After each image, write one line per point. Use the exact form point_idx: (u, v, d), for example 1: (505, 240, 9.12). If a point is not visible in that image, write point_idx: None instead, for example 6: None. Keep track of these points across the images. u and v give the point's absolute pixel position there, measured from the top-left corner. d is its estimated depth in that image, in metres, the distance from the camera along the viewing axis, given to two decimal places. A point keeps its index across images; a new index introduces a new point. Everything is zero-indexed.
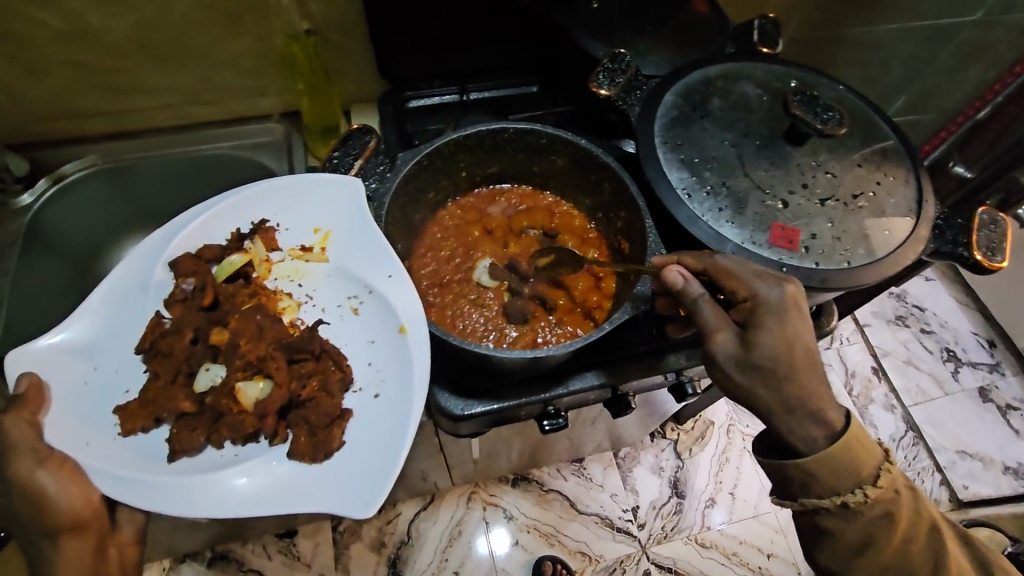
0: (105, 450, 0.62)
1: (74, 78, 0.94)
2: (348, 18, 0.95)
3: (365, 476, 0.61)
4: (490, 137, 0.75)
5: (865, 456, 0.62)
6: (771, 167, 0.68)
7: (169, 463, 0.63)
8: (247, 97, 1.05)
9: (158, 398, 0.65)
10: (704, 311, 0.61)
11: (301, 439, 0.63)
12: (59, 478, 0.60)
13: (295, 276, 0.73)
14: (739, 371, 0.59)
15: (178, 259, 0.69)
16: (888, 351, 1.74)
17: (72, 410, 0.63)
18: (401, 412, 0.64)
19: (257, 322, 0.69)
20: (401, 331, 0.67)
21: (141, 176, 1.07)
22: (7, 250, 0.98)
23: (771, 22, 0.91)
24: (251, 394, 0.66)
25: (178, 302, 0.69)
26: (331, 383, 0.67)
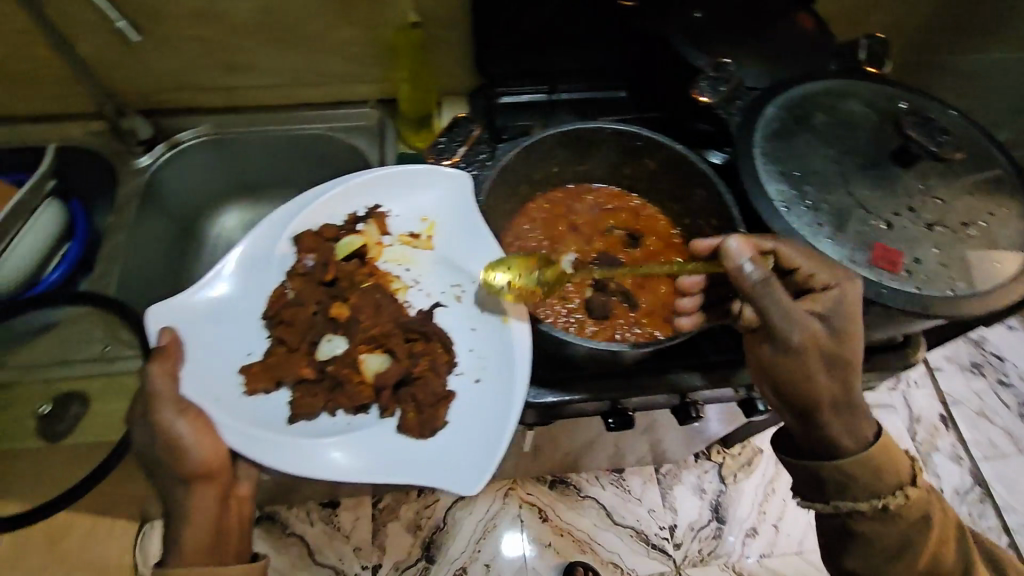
0: (234, 406, 0.69)
1: (199, 53, 1.02)
2: (453, 12, 0.99)
3: (469, 457, 0.67)
4: (586, 135, 0.78)
5: (897, 463, 0.66)
6: (876, 188, 0.67)
7: (289, 424, 0.69)
8: (349, 83, 1.11)
9: (281, 363, 0.72)
10: (772, 296, 0.59)
11: (410, 415, 0.69)
12: (194, 428, 0.66)
13: (403, 261, 0.80)
14: (822, 369, 0.60)
15: (302, 235, 0.75)
16: (959, 399, 1.64)
17: (203, 366, 0.70)
18: (504, 400, 0.68)
19: (376, 301, 0.76)
20: (504, 322, 0.72)
21: (246, 148, 1.14)
22: (128, 205, 1.05)
23: (878, 42, 0.88)
24: (373, 365, 0.73)
25: (299, 276, 0.75)
26: (438, 364, 0.73)
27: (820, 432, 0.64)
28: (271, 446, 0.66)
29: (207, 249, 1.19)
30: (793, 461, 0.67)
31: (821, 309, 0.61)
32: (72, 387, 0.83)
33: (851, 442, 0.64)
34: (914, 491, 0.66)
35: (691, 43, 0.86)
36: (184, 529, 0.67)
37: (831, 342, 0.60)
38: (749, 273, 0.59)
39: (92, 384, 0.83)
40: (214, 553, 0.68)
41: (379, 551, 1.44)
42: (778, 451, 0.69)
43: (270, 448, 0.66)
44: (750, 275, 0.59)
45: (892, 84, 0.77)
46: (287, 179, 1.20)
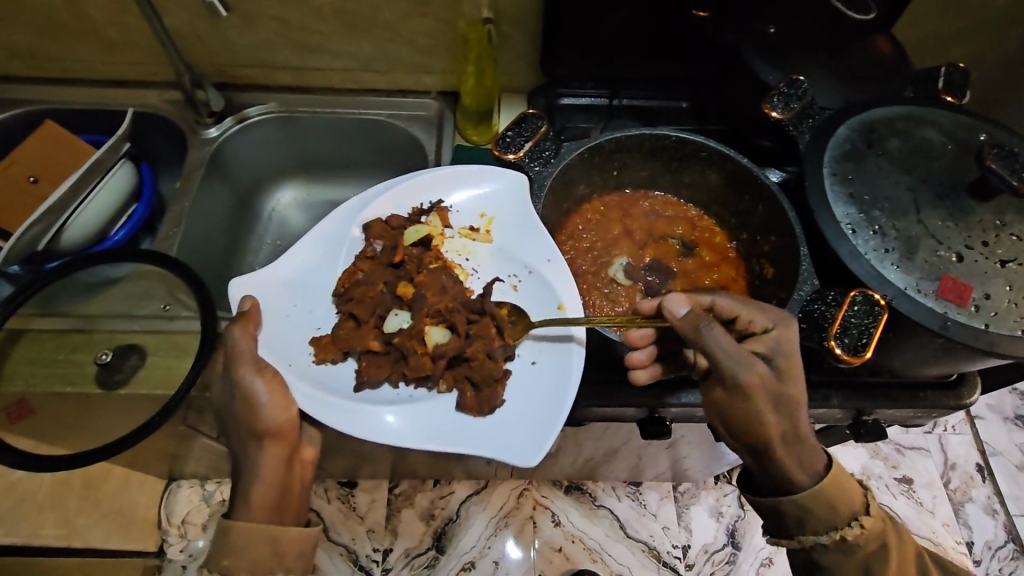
0: (306, 370, 0.72)
1: (277, 32, 1.06)
2: (524, 11, 1.00)
3: (528, 431, 0.68)
4: (651, 142, 0.78)
5: (850, 492, 0.66)
6: (949, 219, 0.66)
7: (356, 391, 0.71)
8: (414, 73, 1.14)
9: (349, 335, 0.73)
10: (718, 341, 0.61)
11: (469, 394, 0.70)
12: (270, 389, 0.68)
13: (463, 252, 0.80)
14: (770, 407, 0.61)
15: (371, 223, 0.79)
16: (999, 451, 1.58)
17: (276, 335, 0.73)
18: (560, 383, 0.70)
19: (442, 282, 0.76)
20: (560, 309, 0.74)
21: (311, 130, 1.18)
22: (194, 173, 1.09)
23: (961, 71, 0.85)
24: (435, 338, 0.72)
25: (367, 259, 0.78)
26: (494, 351, 0.71)
27: (774, 465, 0.64)
28: (339, 409, 0.69)
29: (262, 222, 1.23)
30: (756, 500, 0.67)
31: (763, 350, 0.63)
32: (132, 339, 0.87)
33: (806, 477, 0.64)
34: (868, 520, 0.66)
35: (770, 62, 0.86)
36: (254, 486, 0.68)
37: (777, 383, 0.61)
38: (688, 321, 0.62)
39: (148, 339, 0.87)
40: (277, 510, 0.69)
41: (391, 535, 1.45)
42: (741, 490, 0.70)
43: (338, 412, 0.68)
44: (693, 322, 0.62)
45: (970, 115, 0.75)
46: (345, 161, 1.24)
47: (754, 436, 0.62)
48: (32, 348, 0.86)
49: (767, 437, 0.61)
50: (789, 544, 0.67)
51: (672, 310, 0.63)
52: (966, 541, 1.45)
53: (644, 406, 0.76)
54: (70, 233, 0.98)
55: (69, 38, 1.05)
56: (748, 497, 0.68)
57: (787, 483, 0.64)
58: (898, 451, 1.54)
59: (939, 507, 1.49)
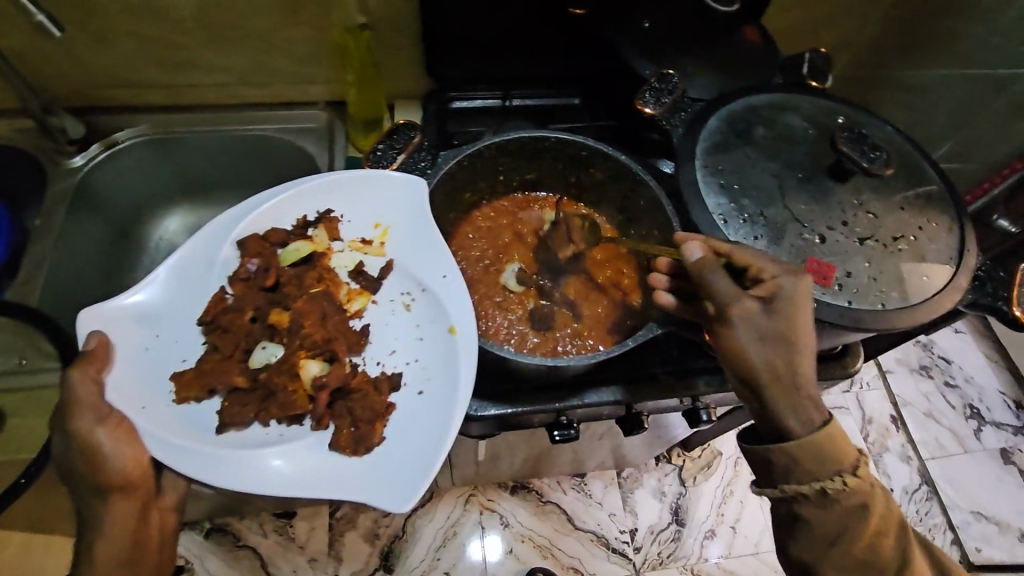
0: (160, 415, 0.65)
1: (134, 49, 0.97)
2: (402, 14, 0.97)
3: (403, 470, 0.64)
4: (530, 144, 0.77)
5: (846, 448, 0.61)
6: (812, 202, 0.68)
7: (217, 434, 0.66)
8: (297, 84, 1.08)
9: (213, 369, 0.69)
10: (719, 280, 0.61)
11: (344, 431, 0.66)
12: (115, 437, 0.62)
13: (352, 267, 0.76)
14: (758, 342, 0.59)
15: (246, 239, 0.72)
16: (909, 401, 1.69)
17: (132, 371, 0.66)
18: (445, 413, 0.66)
19: (323, 309, 0.73)
20: (451, 333, 0.69)
21: (187, 148, 1.10)
22: (55, 208, 1.00)
23: (822, 56, 0.89)
24: (312, 371, 0.69)
25: (241, 281, 0.72)
26: (380, 378, 0.70)
27: (765, 408, 0.61)
28: (199, 455, 0.63)
29: (148, 253, 1.14)
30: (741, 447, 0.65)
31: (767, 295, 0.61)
32: None
33: (799, 427, 0.61)
34: (853, 479, 0.61)
35: (646, 56, 0.87)
36: (98, 544, 0.63)
37: (771, 324, 0.59)
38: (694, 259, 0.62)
39: (11, 399, 0.79)
40: (130, 563, 0.64)
41: (335, 561, 1.40)
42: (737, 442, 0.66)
43: (194, 456, 0.63)
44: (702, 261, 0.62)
45: (830, 98, 0.78)
46: (233, 178, 1.16)
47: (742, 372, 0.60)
48: None
49: (757, 373, 0.59)
50: (772, 493, 0.63)
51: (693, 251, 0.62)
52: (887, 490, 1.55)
53: (549, 412, 0.75)
54: None
55: None
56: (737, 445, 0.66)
57: (780, 429, 0.61)
58: None
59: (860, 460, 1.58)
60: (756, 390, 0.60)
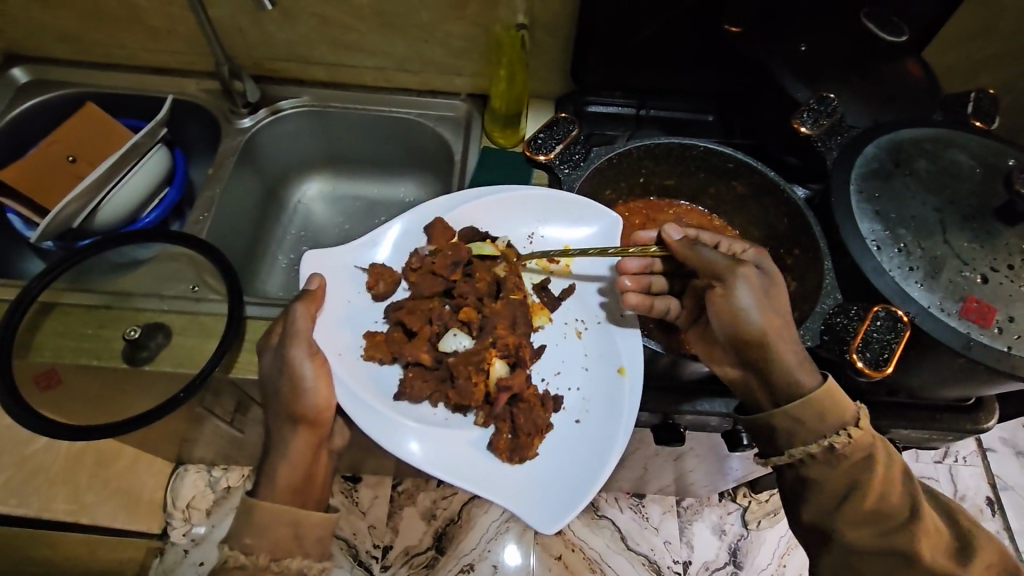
0: (351, 365, 0.72)
1: (314, 28, 1.08)
2: (558, 18, 1.02)
3: (549, 491, 0.67)
4: (679, 150, 0.79)
5: (844, 402, 0.65)
6: (975, 241, 0.66)
7: (394, 400, 0.71)
8: (445, 74, 1.16)
9: (401, 343, 0.74)
10: (709, 255, 0.69)
11: (504, 438, 0.69)
12: (316, 372, 0.69)
13: (537, 281, 0.80)
14: (763, 299, 0.66)
15: (434, 229, 0.78)
16: (1011, 485, 1.56)
17: (336, 318, 0.74)
18: (602, 450, 0.68)
19: (516, 317, 0.76)
20: (620, 373, 0.72)
21: (342, 123, 1.20)
22: (224, 162, 1.12)
23: (990, 98, 0.86)
24: (498, 371, 0.72)
25: (417, 269, 0.77)
26: (545, 396, 0.73)
27: (771, 362, 0.65)
28: (381, 418, 0.69)
29: (287, 214, 1.26)
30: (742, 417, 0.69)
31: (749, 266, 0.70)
32: (158, 319, 0.89)
33: (807, 378, 0.65)
34: (857, 432, 0.64)
35: (799, 79, 0.87)
36: (280, 467, 0.70)
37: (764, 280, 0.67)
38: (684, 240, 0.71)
39: (176, 319, 0.89)
40: (300, 493, 0.70)
41: (391, 533, 1.46)
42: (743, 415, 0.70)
43: (375, 417, 0.69)
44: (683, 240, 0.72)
45: (999, 140, 0.76)
46: (372, 158, 1.26)
47: (752, 330, 0.65)
48: (61, 322, 0.87)
49: (759, 325, 0.65)
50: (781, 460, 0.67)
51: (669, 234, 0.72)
52: None
53: (655, 413, 0.77)
54: (103, 215, 1.01)
55: (115, 25, 1.08)
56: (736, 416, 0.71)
57: (789, 383, 0.65)
58: None
59: None
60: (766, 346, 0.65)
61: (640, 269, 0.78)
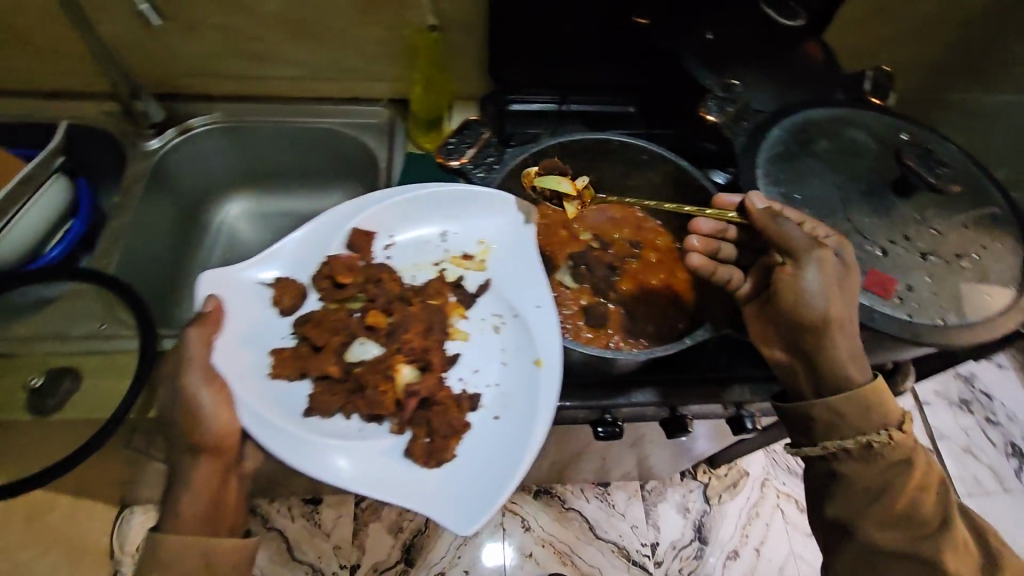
0: (251, 385, 0.66)
1: (218, 40, 1.03)
2: (471, 19, 1.01)
3: (468, 493, 0.63)
4: (594, 146, 0.80)
5: (890, 404, 0.63)
6: (873, 215, 0.69)
7: (303, 416, 0.65)
8: (362, 81, 1.13)
9: (308, 356, 0.69)
10: (792, 232, 0.63)
11: (421, 442, 0.65)
12: (215, 399, 0.64)
13: (453, 280, 0.76)
14: (837, 289, 0.61)
15: (353, 236, 0.73)
16: (947, 435, 1.65)
17: (235, 338, 0.68)
18: (519, 446, 0.64)
19: (431, 320, 0.73)
20: (537, 365, 0.68)
21: (259, 137, 1.15)
22: (133, 186, 1.06)
23: (886, 74, 0.91)
24: (405, 377, 0.69)
25: (325, 277, 0.72)
26: (461, 396, 0.69)
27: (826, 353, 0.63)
28: (286, 437, 0.63)
29: (208, 234, 1.21)
30: (784, 406, 0.67)
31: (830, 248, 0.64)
32: (69, 362, 0.83)
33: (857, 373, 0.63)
34: (897, 434, 0.62)
35: (708, 66, 0.88)
36: (183, 495, 0.66)
37: (841, 271, 0.62)
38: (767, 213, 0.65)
39: (88, 360, 0.83)
40: (210, 520, 0.67)
41: (358, 551, 1.42)
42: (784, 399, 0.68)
43: (282, 436, 0.63)
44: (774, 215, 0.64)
45: (896, 116, 0.79)
46: (296, 172, 1.22)
47: (815, 320, 0.62)
48: None
49: (823, 317, 0.61)
50: (812, 451, 0.65)
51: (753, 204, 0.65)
52: None
53: (593, 408, 0.77)
54: None
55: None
56: (777, 403, 0.68)
57: (839, 378, 0.63)
58: None
59: None
60: (823, 336, 0.62)
61: (711, 232, 0.74)
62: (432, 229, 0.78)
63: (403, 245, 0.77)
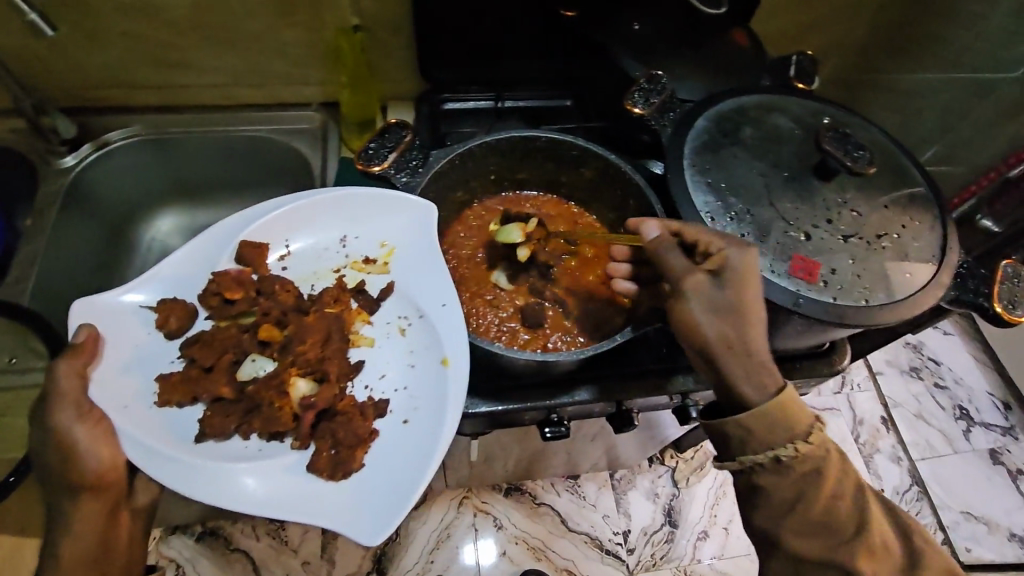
0: (138, 416, 0.63)
1: (127, 48, 0.98)
2: (395, 16, 0.98)
3: (379, 501, 0.61)
4: (522, 143, 0.78)
5: (796, 415, 0.63)
6: (798, 200, 0.69)
7: (196, 443, 0.63)
8: (289, 85, 1.08)
9: (199, 379, 0.66)
10: (670, 260, 0.65)
11: (323, 454, 0.63)
12: (92, 435, 0.60)
13: (354, 285, 0.74)
14: (714, 315, 0.62)
15: (241, 250, 0.70)
16: (900, 402, 1.70)
17: (116, 369, 0.65)
18: (427, 448, 0.63)
19: (329, 328, 0.70)
20: (443, 364, 0.67)
21: (182, 149, 1.10)
22: (46, 210, 1.01)
23: (809, 58, 0.92)
24: (301, 390, 0.67)
25: (212, 297, 0.69)
26: (365, 404, 0.67)
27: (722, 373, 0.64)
28: (178, 466, 0.61)
29: (139, 255, 1.15)
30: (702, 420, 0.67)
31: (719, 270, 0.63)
32: None
33: (754, 393, 0.63)
34: (807, 445, 0.63)
35: (635, 58, 0.88)
36: (64, 539, 0.64)
37: (721, 294, 0.62)
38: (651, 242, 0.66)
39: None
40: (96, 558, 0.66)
41: (327, 566, 1.38)
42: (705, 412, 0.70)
43: (174, 465, 0.61)
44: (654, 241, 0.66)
45: (818, 99, 0.80)
46: (229, 180, 1.17)
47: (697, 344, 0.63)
48: None
49: (703, 343, 0.62)
50: (733, 466, 0.65)
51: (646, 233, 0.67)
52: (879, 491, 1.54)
53: (539, 409, 0.76)
54: None
55: None
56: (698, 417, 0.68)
57: (734, 396, 0.64)
58: None
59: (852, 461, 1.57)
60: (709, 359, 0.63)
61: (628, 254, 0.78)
62: (329, 234, 0.76)
63: (301, 254, 0.75)
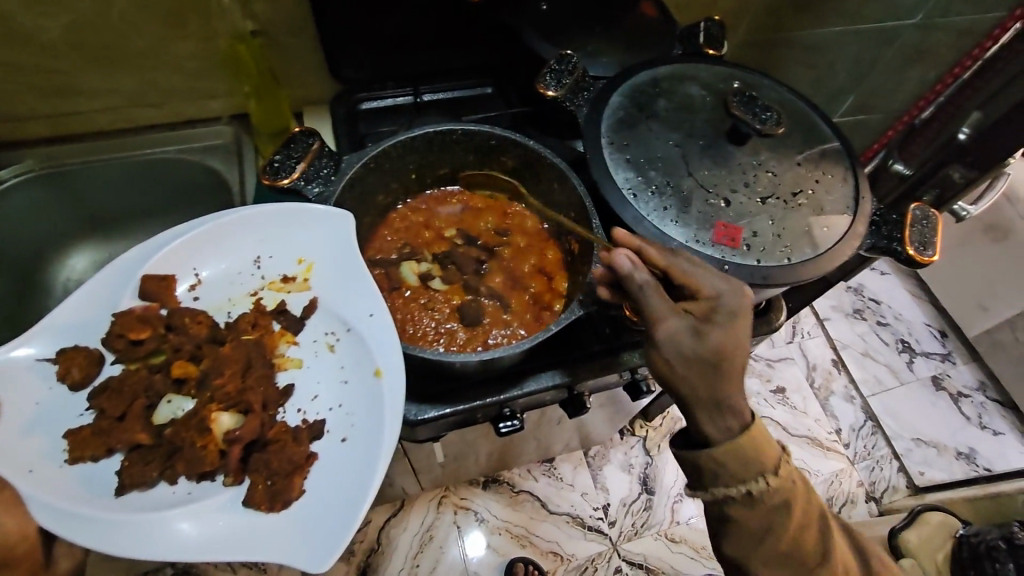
0: (49, 478, 0.59)
1: (5, 79, 0.89)
2: (296, 19, 0.93)
3: (324, 527, 0.59)
4: (439, 138, 0.76)
5: (768, 450, 0.60)
6: (714, 166, 0.70)
7: (118, 497, 0.60)
8: (193, 100, 1.02)
9: (111, 429, 0.62)
10: (650, 298, 0.58)
11: (259, 487, 0.60)
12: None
13: (274, 306, 0.70)
14: (694, 364, 0.56)
15: (144, 284, 0.65)
16: (847, 343, 1.77)
17: (15, 432, 0.60)
18: (367, 464, 0.61)
19: (249, 355, 0.67)
20: (377, 375, 0.64)
21: (83, 181, 1.03)
22: None
23: (718, 24, 0.89)
24: (223, 425, 0.64)
25: (118, 339, 0.65)
26: (298, 429, 0.65)
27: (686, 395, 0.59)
28: (94, 523, 0.57)
29: (54, 298, 1.07)
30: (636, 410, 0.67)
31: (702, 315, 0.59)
32: None
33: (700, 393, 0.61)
34: (777, 479, 0.61)
35: (546, 40, 0.87)
36: None
37: (700, 343, 0.57)
38: (632, 275, 0.59)
39: None
40: None
41: None
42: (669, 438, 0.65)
43: (94, 524, 0.57)
44: (630, 275, 0.58)
45: (727, 64, 0.81)
46: (144, 207, 1.11)
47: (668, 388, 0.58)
48: None
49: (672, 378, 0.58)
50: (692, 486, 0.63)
51: (623, 266, 0.59)
52: (836, 430, 1.60)
53: (491, 405, 0.75)
54: None
55: None
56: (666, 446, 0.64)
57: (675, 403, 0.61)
58: (769, 366, 1.66)
59: (809, 406, 1.62)
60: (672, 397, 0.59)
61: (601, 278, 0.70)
62: (240, 257, 0.71)
63: (212, 281, 0.70)
